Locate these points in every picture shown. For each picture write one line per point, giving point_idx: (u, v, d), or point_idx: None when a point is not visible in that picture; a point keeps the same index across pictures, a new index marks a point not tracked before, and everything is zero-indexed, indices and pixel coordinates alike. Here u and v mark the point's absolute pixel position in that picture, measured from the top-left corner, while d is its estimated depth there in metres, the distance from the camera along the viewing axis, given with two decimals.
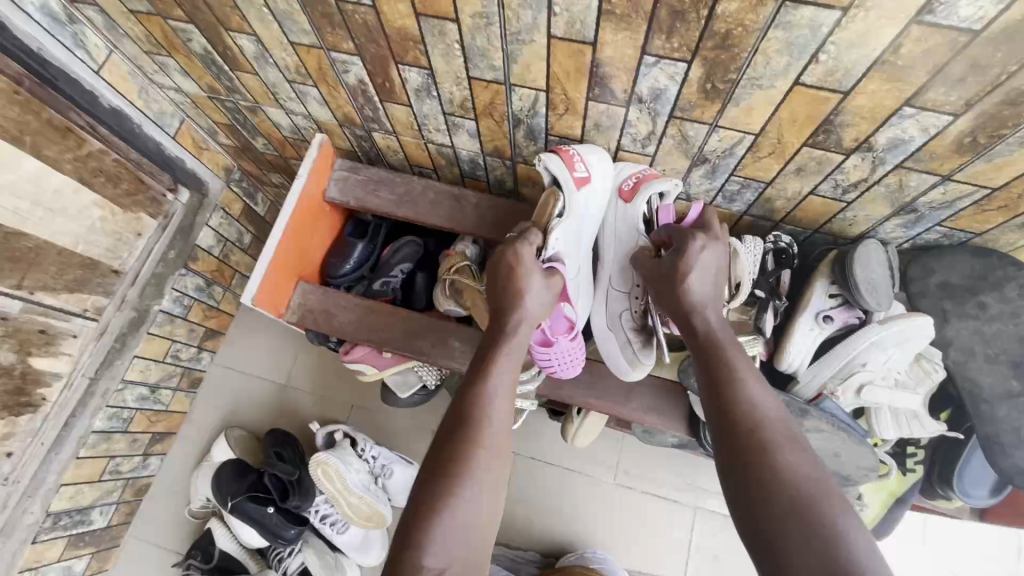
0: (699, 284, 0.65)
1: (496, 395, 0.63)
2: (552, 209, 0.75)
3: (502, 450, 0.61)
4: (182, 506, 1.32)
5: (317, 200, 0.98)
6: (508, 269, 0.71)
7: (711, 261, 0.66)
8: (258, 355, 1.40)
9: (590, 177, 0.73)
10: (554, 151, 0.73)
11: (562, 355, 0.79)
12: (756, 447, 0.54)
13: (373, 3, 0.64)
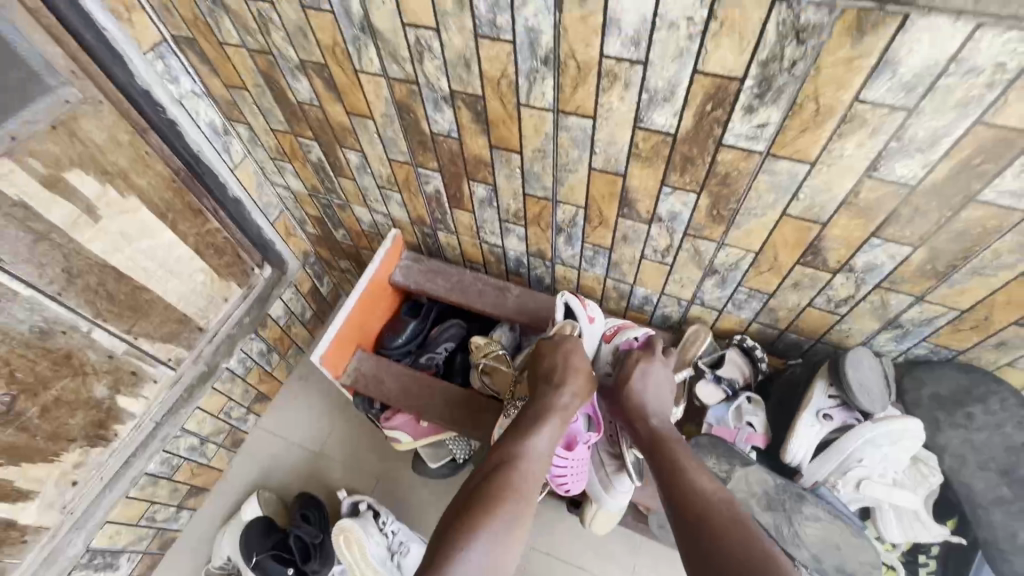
0: (648, 396, 0.85)
1: (521, 467, 0.76)
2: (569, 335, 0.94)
3: (520, 516, 0.72)
4: (200, 564, 1.34)
5: (384, 281, 1.16)
6: (558, 355, 0.88)
7: (667, 380, 0.87)
8: (302, 421, 1.51)
9: (596, 315, 0.97)
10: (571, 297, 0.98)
11: (577, 463, 0.90)
12: (712, 534, 0.66)
13: (458, 137, 0.85)
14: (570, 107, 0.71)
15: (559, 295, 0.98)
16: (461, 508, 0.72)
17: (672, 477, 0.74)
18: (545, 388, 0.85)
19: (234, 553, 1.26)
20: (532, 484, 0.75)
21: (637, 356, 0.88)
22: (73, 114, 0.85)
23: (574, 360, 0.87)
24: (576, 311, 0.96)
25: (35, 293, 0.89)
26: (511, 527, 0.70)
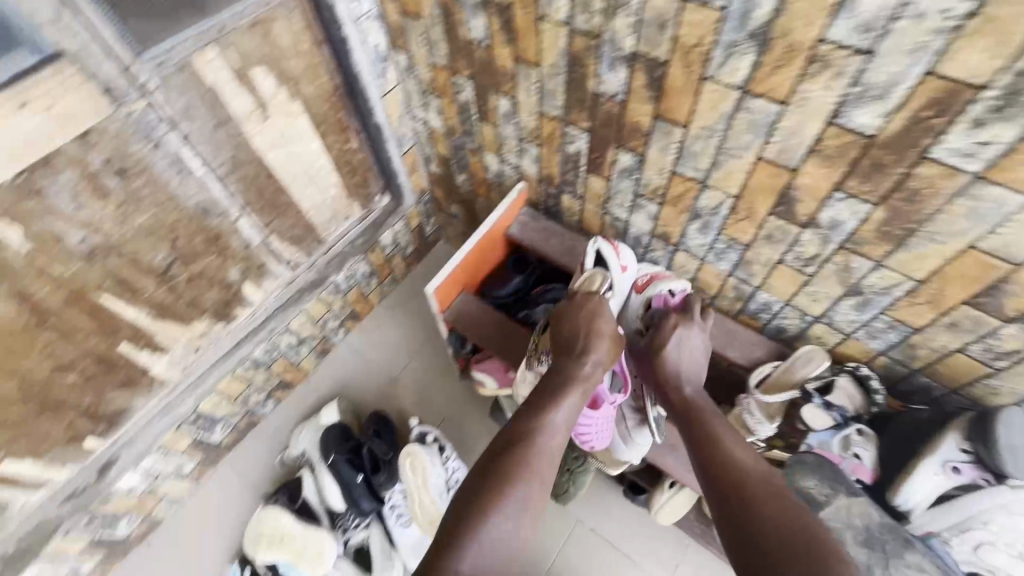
0: (682, 365, 0.92)
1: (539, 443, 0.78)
2: (597, 285, 1.00)
3: (536, 487, 0.73)
4: (276, 452, 1.44)
5: (500, 231, 1.18)
6: (585, 315, 0.94)
7: (695, 347, 0.94)
8: (384, 347, 1.59)
9: (629, 264, 1.04)
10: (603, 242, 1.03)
11: (603, 421, 0.96)
12: (754, 507, 0.69)
13: (623, 100, 0.83)
14: (761, 88, 0.67)
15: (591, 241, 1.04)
16: (488, 466, 0.74)
17: (706, 453, 0.80)
18: (569, 355, 0.90)
19: (309, 447, 1.35)
20: (548, 457, 0.77)
21: (676, 319, 0.95)
22: (270, 15, 0.90)
23: (597, 324, 0.92)
24: (609, 260, 1.02)
25: (207, 174, 0.97)
26: (527, 499, 0.71)
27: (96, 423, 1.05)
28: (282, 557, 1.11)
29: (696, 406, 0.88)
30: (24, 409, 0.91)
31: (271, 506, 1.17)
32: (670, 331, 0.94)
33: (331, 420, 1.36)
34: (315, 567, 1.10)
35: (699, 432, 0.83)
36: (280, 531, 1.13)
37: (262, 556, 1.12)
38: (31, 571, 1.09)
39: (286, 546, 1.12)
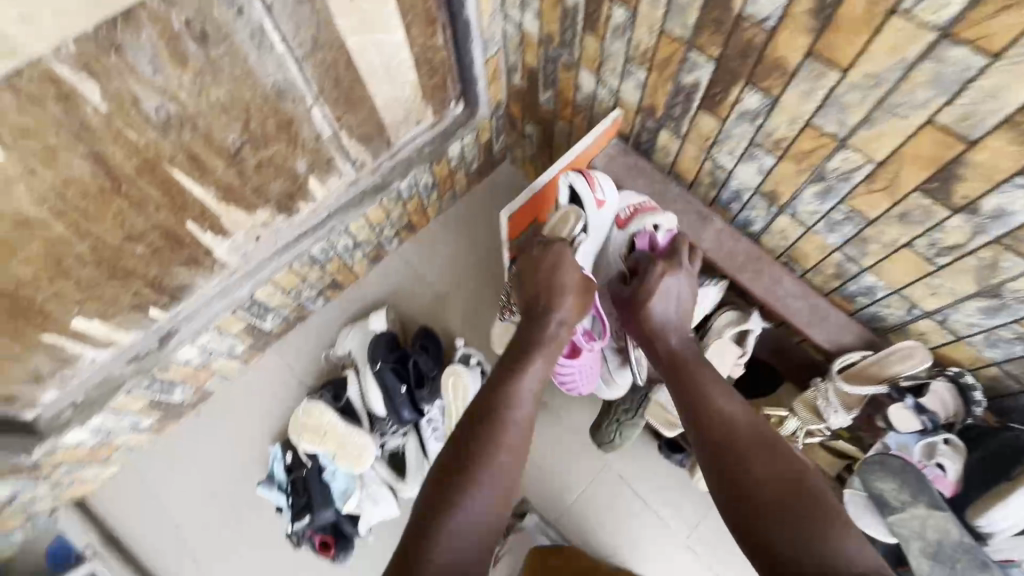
0: (667, 311, 0.92)
1: (507, 415, 0.75)
2: (572, 224, 0.98)
3: (507, 461, 0.71)
4: (322, 348, 1.48)
5: (584, 162, 1.09)
6: (548, 265, 0.91)
7: (676, 290, 0.94)
8: (437, 262, 1.56)
9: (607, 200, 0.99)
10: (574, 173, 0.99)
11: (585, 366, 1.05)
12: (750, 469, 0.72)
13: (773, 27, 0.70)
14: (969, 34, 0.54)
15: (565, 175, 0.98)
16: (453, 453, 0.71)
17: (692, 407, 0.82)
18: (543, 319, 0.88)
19: (357, 350, 1.36)
20: (517, 426, 0.75)
21: (664, 269, 0.93)
22: None
23: (559, 279, 0.89)
24: (584, 197, 0.97)
25: (286, 54, 0.88)
26: (498, 476, 0.70)
27: (160, 294, 1.06)
28: (325, 451, 1.16)
29: (682, 358, 0.89)
30: (96, 272, 0.92)
31: (316, 402, 1.19)
32: (656, 283, 0.93)
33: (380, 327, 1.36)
34: (356, 465, 1.15)
35: (688, 385, 0.84)
36: (325, 427, 1.17)
37: (306, 447, 1.17)
38: (97, 419, 1.16)
39: (330, 442, 1.16)
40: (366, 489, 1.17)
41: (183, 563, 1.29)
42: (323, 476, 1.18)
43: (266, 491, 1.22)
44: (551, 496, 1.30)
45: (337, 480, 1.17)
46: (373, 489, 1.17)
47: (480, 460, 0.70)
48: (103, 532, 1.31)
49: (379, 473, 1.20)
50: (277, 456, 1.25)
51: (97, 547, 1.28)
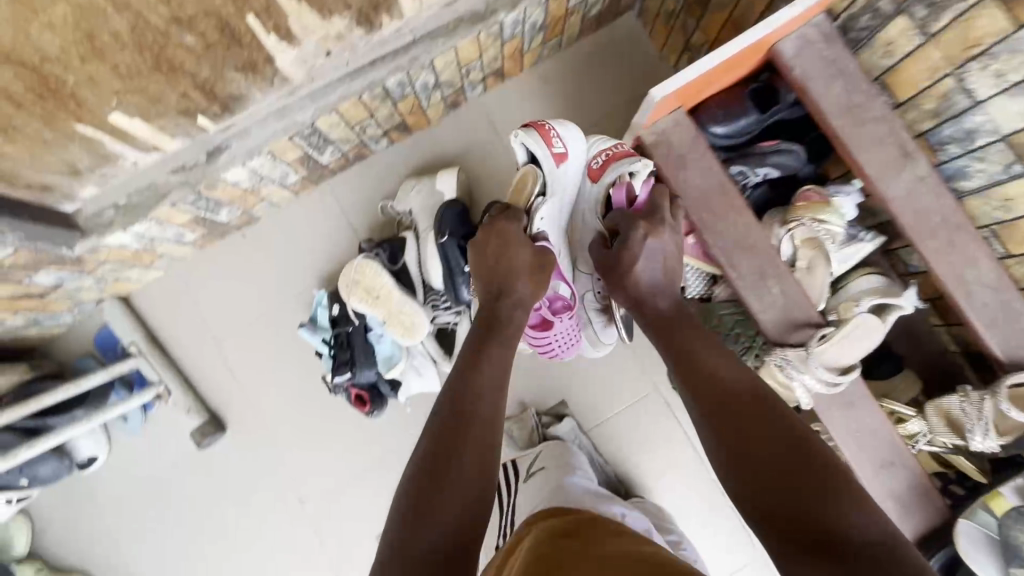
0: (653, 271, 0.80)
1: (469, 398, 0.72)
2: (531, 185, 0.88)
3: (476, 435, 0.69)
4: (378, 195, 1.32)
5: (770, 42, 0.79)
6: (497, 240, 0.85)
7: (659, 249, 0.80)
8: (521, 126, 1.32)
9: (566, 152, 0.88)
10: (532, 129, 0.88)
11: (564, 330, 0.95)
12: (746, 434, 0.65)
13: None
14: None
15: (517, 133, 0.88)
16: (422, 446, 0.69)
17: (689, 374, 0.74)
18: (498, 302, 0.83)
19: (419, 210, 1.21)
20: (484, 404, 0.72)
21: (644, 228, 0.80)
22: None
23: (509, 256, 0.84)
24: (539, 153, 0.87)
25: None
26: (466, 452, 0.67)
27: (210, 103, 0.89)
28: (377, 314, 1.09)
29: (676, 322, 0.79)
30: (137, 60, 0.73)
31: (372, 260, 1.09)
32: (639, 245, 0.79)
33: (446, 191, 1.21)
34: (409, 337, 1.09)
35: (686, 352, 0.75)
36: (380, 289, 1.08)
37: (354, 306, 1.09)
38: (142, 227, 1.07)
39: (383, 306, 1.08)
40: (412, 359, 1.14)
41: (224, 380, 1.30)
42: (370, 336, 1.12)
43: (307, 335, 1.17)
44: (591, 404, 1.25)
45: (384, 345, 1.12)
46: (418, 361, 1.14)
47: (443, 450, 0.67)
48: (148, 332, 1.29)
49: (425, 347, 1.14)
50: (320, 302, 1.17)
51: (141, 346, 1.26)
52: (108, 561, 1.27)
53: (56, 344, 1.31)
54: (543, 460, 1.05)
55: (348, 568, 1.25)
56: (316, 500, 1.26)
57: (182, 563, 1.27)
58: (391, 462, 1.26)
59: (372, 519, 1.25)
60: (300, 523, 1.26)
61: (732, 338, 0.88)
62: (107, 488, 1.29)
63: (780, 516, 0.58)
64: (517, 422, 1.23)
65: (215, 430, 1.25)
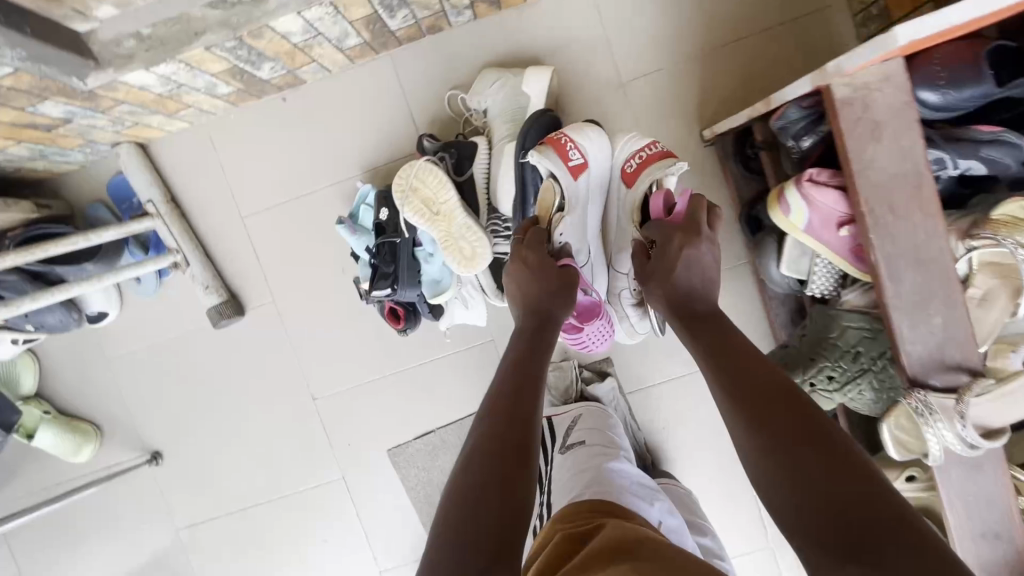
0: (693, 278, 0.73)
1: (509, 389, 0.69)
2: (553, 198, 0.88)
3: (510, 427, 0.63)
4: (446, 83, 1.11)
5: None
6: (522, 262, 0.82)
7: (700, 260, 0.73)
8: (634, 29, 1.07)
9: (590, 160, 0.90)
10: (549, 145, 0.89)
11: (597, 329, 0.93)
12: (761, 419, 0.54)
13: None
14: None
15: (536, 155, 0.88)
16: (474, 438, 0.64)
17: (716, 361, 0.63)
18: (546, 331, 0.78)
19: (496, 111, 1.02)
20: (520, 394, 0.68)
21: (681, 240, 0.74)
22: None
23: (547, 272, 0.81)
24: (558, 168, 0.87)
25: None
26: (501, 442, 0.62)
27: None
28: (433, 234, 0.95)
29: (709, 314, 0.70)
30: None
31: (434, 166, 0.94)
32: (677, 254, 0.73)
33: (533, 95, 1.00)
34: (468, 268, 0.96)
35: (713, 342, 0.65)
36: (441, 205, 0.95)
37: (407, 218, 0.95)
38: (167, 69, 0.87)
39: (442, 226, 0.95)
40: (464, 288, 1.03)
41: (247, 260, 1.18)
42: (418, 253, 1.01)
43: (347, 233, 1.03)
44: (637, 367, 1.15)
45: (433, 267, 1.01)
46: (469, 292, 1.04)
47: (487, 441, 0.62)
48: (166, 190, 1.15)
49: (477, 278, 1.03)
50: (362, 201, 1.07)
51: (159, 206, 1.12)
52: (114, 416, 1.24)
53: (65, 182, 1.17)
54: (584, 434, 0.99)
55: (354, 472, 1.22)
56: (330, 401, 1.21)
57: (189, 433, 1.24)
58: (414, 381, 1.19)
59: (385, 432, 1.21)
60: (310, 420, 1.22)
61: (852, 356, 0.74)
62: (116, 345, 1.22)
63: (812, 520, 0.46)
64: (557, 369, 1.15)
65: (234, 312, 1.15)
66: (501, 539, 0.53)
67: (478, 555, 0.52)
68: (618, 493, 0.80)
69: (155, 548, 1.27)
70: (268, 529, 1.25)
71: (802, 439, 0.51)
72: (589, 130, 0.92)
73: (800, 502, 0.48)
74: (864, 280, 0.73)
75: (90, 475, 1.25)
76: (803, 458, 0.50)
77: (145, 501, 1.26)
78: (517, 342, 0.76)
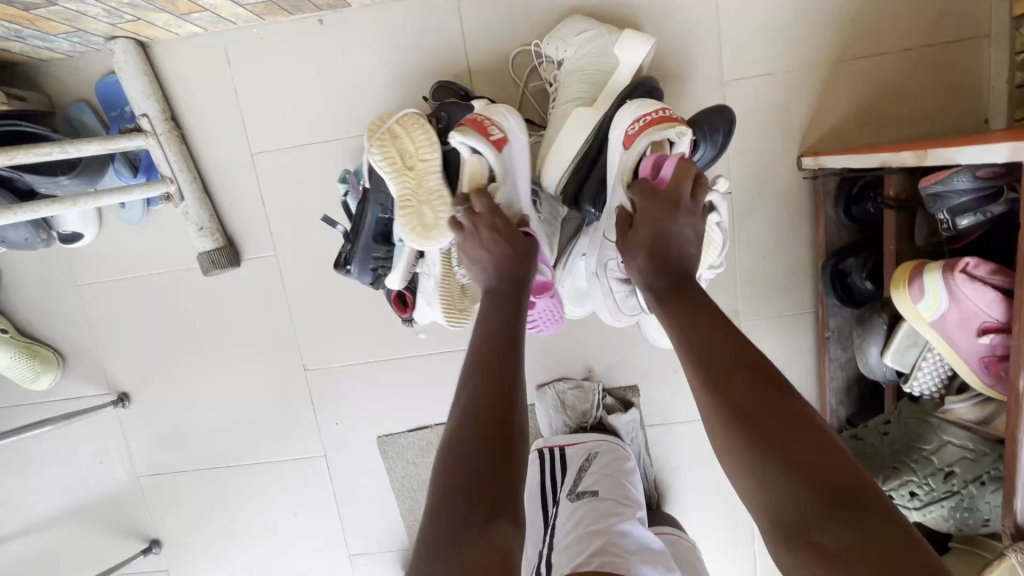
0: (681, 241, 0.63)
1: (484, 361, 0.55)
2: (482, 176, 0.75)
3: (489, 408, 0.50)
4: (515, 41, 0.93)
5: None
6: (472, 236, 0.68)
7: (682, 231, 0.63)
8: (751, 16, 0.89)
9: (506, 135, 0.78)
10: (464, 124, 0.75)
11: (546, 312, 0.82)
12: (742, 403, 0.46)
13: None
14: None
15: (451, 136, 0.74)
16: (462, 423, 0.50)
17: (689, 337, 0.53)
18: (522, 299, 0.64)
19: (574, 68, 0.86)
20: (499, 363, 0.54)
21: (662, 209, 0.63)
22: None
23: (509, 248, 0.67)
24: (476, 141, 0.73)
25: None
26: (482, 434, 0.48)
27: None
28: (394, 188, 0.79)
29: (687, 283, 0.59)
30: None
31: (420, 119, 0.82)
32: (652, 229, 0.62)
33: (624, 61, 0.85)
34: (419, 241, 0.79)
35: (677, 303, 0.57)
36: (416, 161, 0.80)
37: (374, 164, 0.79)
38: None
39: (408, 182, 0.79)
40: (428, 282, 0.86)
41: (251, 203, 1.02)
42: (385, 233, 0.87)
43: (345, 189, 0.92)
44: (663, 400, 1.05)
45: (400, 255, 0.84)
46: (429, 288, 0.86)
47: (476, 428, 0.49)
48: (166, 105, 0.97)
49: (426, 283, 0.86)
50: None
51: (156, 124, 0.95)
52: (80, 348, 1.12)
53: (47, 72, 0.98)
54: (597, 483, 0.90)
55: (339, 452, 1.13)
56: (324, 375, 1.09)
57: (162, 380, 1.12)
58: (418, 369, 1.07)
59: (377, 417, 1.10)
60: (298, 391, 1.10)
61: (942, 475, 0.63)
62: (89, 272, 1.08)
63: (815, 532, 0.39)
64: (576, 390, 1.04)
65: (228, 262, 1.01)
66: (495, 494, 0.45)
67: (475, 511, 0.44)
68: (626, 567, 0.71)
69: (113, 491, 1.18)
70: (237, 492, 1.16)
71: (797, 441, 0.43)
72: (505, 110, 0.81)
73: (800, 505, 0.41)
74: (983, 393, 0.62)
75: (48, 404, 1.14)
76: (800, 462, 0.42)
77: (106, 441, 1.16)
78: (498, 304, 0.63)
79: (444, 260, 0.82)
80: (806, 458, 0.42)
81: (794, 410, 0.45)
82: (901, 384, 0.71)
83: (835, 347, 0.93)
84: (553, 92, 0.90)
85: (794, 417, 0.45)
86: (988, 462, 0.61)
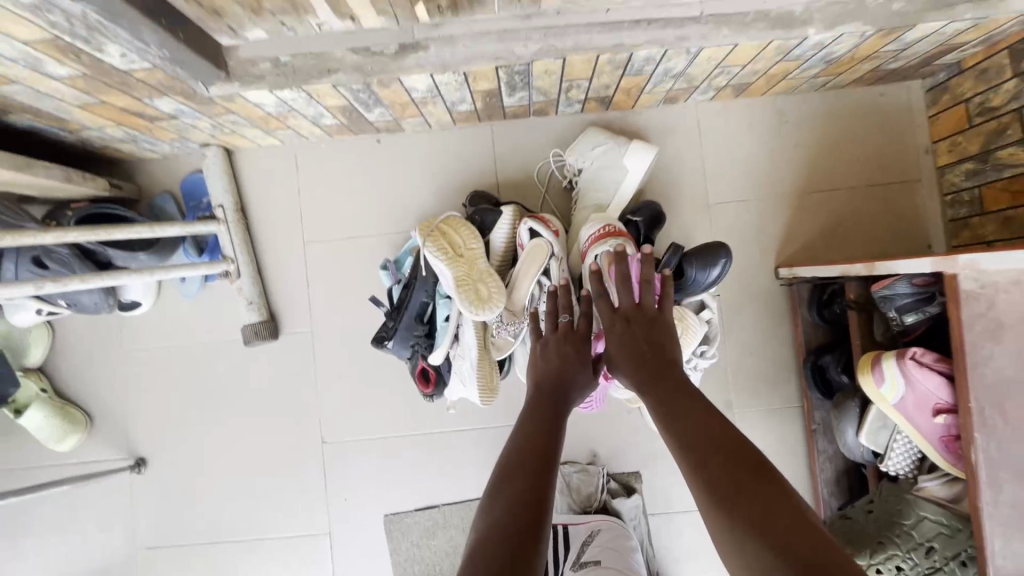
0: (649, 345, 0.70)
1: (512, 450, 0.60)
2: (544, 255, 0.93)
3: (517, 493, 0.54)
4: (538, 163, 1.13)
5: None
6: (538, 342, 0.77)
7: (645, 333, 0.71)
8: (730, 154, 1.10)
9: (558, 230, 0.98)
10: (531, 216, 0.96)
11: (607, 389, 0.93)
12: (728, 483, 0.53)
13: None
14: None
15: (523, 221, 0.95)
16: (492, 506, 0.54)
17: (681, 425, 0.60)
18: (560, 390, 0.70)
19: (591, 176, 1.05)
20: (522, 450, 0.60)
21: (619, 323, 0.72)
22: None
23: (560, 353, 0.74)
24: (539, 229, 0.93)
25: None
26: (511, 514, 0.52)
27: None
28: (449, 273, 0.91)
29: (671, 375, 0.66)
30: None
31: (462, 219, 0.99)
32: (619, 339, 0.71)
33: (632, 170, 1.03)
34: (475, 310, 0.90)
35: (662, 391, 0.64)
36: (466, 251, 0.95)
37: (428, 255, 0.93)
38: (289, 95, 0.89)
39: (462, 267, 0.93)
40: (462, 364, 0.98)
41: (297, 284, 1.15)
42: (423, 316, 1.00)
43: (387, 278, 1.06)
44: (664, 488, 1.10)
45: (441, 337, 0.98)
46: (464, 369, 0.98)
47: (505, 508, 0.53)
48: (238, 198, 1.14)
49: (461, 365, 0.98)
50: (411, 249, 1.05)
51: (228, 214, 1.11)
52: (110, 411, 1.17)
53: (142, 168, 1.17)
54: (601, 553, 0.93)
55: (343, 529, 1.13)
56: (340, 448, 1.14)
57: (181, 447, 1.16)
58: (430, 445, 1.13)
59: (385, 494, 1.13)
60: (312, 463, 1.14)
61: (923, 550, 0.69)
62: (137, 339, 1.17)
63: None
64: (582, 473, 1.09)
65: (269, 334, 1.11)
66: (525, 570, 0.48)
67: None
68: None
69: (107, 565, 1.16)
70: (234, 571, 1.15)
71: (777, 516, 0.49)
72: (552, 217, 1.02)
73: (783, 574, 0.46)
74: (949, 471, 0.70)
75: (65, 467, 1.16)
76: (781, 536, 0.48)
77: (111, 510, 1.17)
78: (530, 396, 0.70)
79: (480, 344, 0.95)
80: (784, 532, 0.48)
81: (771, 489, 0.51)
82: (879, 465, 0.80)
83: (822, 440, 1.01)
84: (575, 193, 1.10)
85: (772, 494, 0.51)
86: (963, 538, 0.67)
